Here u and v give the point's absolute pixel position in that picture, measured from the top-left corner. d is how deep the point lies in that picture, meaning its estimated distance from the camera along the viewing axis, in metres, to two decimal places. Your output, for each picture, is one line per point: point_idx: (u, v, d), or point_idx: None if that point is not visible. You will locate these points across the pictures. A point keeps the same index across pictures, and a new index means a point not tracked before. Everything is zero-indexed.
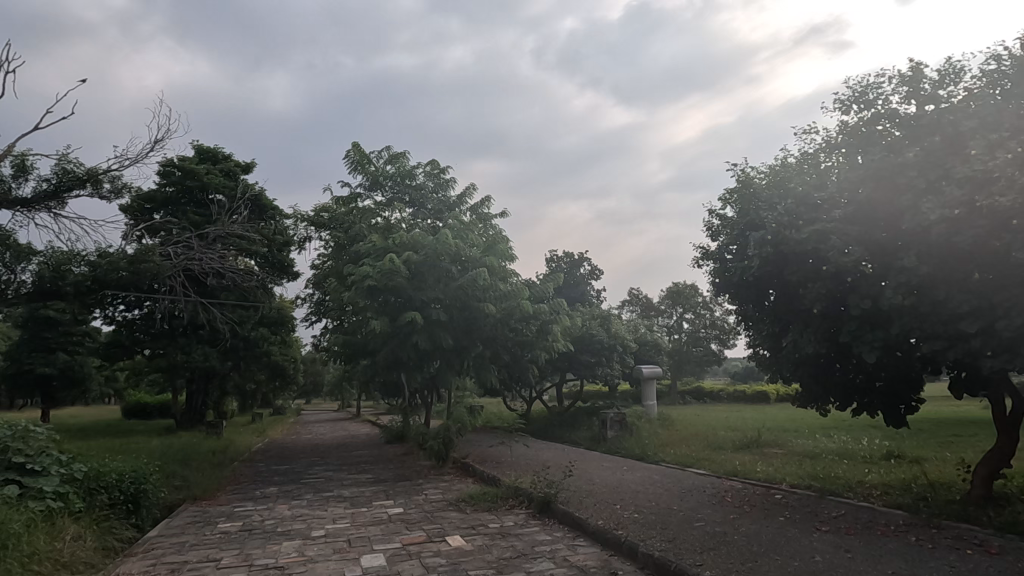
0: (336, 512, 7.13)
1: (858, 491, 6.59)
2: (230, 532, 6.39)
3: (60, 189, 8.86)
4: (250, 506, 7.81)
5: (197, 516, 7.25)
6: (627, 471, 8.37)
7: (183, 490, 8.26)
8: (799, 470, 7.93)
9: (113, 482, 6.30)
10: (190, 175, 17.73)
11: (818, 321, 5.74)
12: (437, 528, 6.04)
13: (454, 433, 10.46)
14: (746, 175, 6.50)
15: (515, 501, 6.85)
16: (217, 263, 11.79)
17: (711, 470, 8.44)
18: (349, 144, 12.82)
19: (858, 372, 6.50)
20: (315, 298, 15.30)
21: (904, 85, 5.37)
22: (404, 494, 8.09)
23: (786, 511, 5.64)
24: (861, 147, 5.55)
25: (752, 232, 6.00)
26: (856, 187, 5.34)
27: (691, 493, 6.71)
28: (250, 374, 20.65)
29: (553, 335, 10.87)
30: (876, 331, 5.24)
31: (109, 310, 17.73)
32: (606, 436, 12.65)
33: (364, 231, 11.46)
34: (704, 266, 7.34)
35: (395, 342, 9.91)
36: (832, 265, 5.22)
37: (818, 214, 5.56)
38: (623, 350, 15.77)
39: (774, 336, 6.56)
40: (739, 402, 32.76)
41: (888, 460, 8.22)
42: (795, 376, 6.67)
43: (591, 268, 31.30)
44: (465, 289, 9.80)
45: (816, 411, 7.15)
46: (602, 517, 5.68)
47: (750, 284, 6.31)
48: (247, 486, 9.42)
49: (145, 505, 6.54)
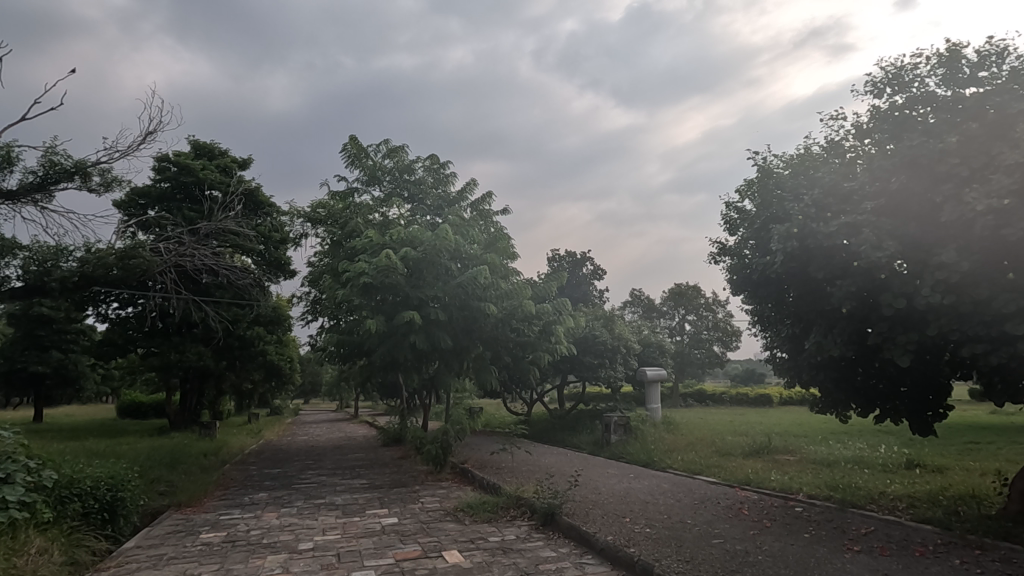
0: (326, 522, 6.71)
1: (882, 504, 6.17)
2: (212, 544, 5.97)
3: (47, 182, 8.42)
4: (238, 514, 7.39)
5: (179, 525, 6.84)
6: (635, 479, 7.98)
7: (168, 496, 7.84)
8: (815, 479, 7.53)
9: (87, 489, 5.91)
10: (186, 171, 17.36)
11: (844, 322, 5.34)
12: (434, 541, 5.63)
13: (452, 436, 10.07)
14: (766, 164, 6.09)
15: (517, 511, 6.45)
16: (210, 259, 11.42)
17: (722, 478, 8.04)
18: (347, 137, 12.45)
19: (882, 377, 6.12)
20: (311, 297, 14.92)
21: (942, 65, 4.96)
22: (399, 502, 7.65)
23: (811, 527, 5.22)
24: (895, 133, 5.12)
25: (775, 226, 5.58)
26: (890, 175, 4.92)
27: (705, 505, 6.27)
28: (246, 373, 20.29)
29: (557, 336, 10.41)
30: (910, 333, 4.83)
31: (102, 308, 17.36)
32: (609, 440, 12.24)
33: (361, 227, 11.07)
34: (721, 263, 6.93)
35: (392, 341, 9.49)
36: (863, 261, 4.79)
37: (848, 206, 5.14)
38: (628, 351, 15.37)
39: (794, 338, 6.16)
40: (742, 405, 32.28)
41: (910, 469, 7.79)
42: (815, 380, 6.27)
43: (594, 268, 30.98)
44: (465, 287, 9.42)
45: (836, 417, 6.75)
46: (611, 532, 5.27)
47: (770, 282, 5.91)
48: (236, 491, 9.02)
49: (122, 514, 6.15)
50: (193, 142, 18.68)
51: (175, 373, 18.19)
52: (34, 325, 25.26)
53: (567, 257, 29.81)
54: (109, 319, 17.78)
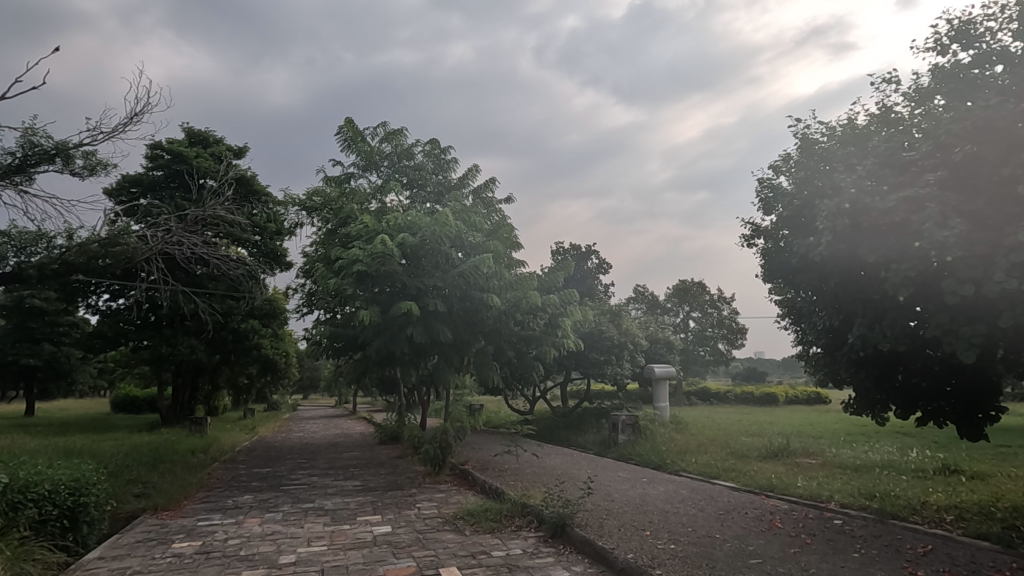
0: (312, 531, 6.09)
1: (927, 516, 5.54)
2: (183, 556, 5.35)
3: (27, 163, 7.74)
4: (218, 519, 6.78)
5: (152, 532, 6.22)
6: (650, 484, 7.36)
7: (144, 499, 7.23)
8: (845, 486, 6.91)
9: (45, 494, 5.31)
10: (179, 158, 16.77)
11: (896, 312, 4.71)
12: (430, 556, 5.00)
13: (452, 436, 9.41)
14: (806, 135, 5.47)
15: (523, 521, 5.85)
16: (199, 248, 10.76)
17: (743, 483, 7.42)
18: (343, 119, 11.81)
19: (928, 374, 5.49)
20: (307, 288, 14.32)
21: (1017, 18, 4.32)
22: (393, 508, 7.04)
23: (858, 545, 4.60)
24: (960, 96, 4.48)
25: (820, 203, 4.96)
26: (955, 143, 4.28)
27: (732, 516, 5.64)
28: (241, 367, 19.74)
29: (563, 330, 9.78)
30: (977, 325, 4.17)
31: (91, 299, 16.76)
32: (617, 440, 11.63)
33: (356, 213, 10.47)
34: (754, 246, 6.31)
35: (388, 334, 8.88)
36: (926, 241, 4.13)
37: (907, 178, 4.50)
38: (635, 347, 14.77)
39: (833, 332, 5.54)
40: (747, 404, 31.67)
41: (946, 476, 7.20)
42: (854, 379, 5.68)
43: (599, 262, 30.34)
44: (466, 277, 8.79)
45: (873, 419, 6.14)
46: (631, 548, 4.66)
47: (809, 267, 5.29)
48: (220, 494, 8.40)
49: (85, 521, 5.56)
50: (187, 129, 18.07)
51: (168, 367, 17.60)
52: (26, 317, 24.58)
53: (571, 251, 29.22)
54: (99, 311, 17.19)
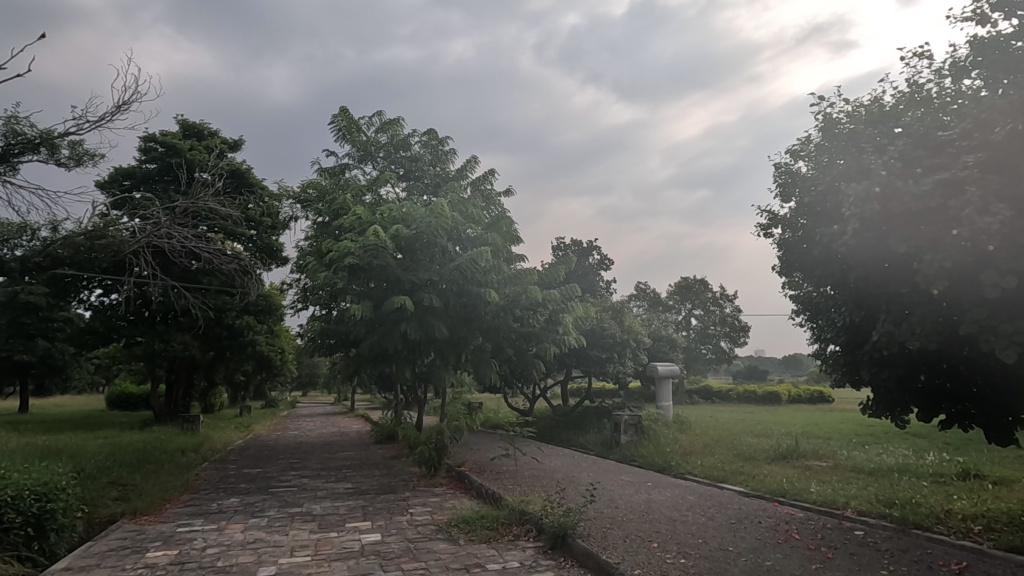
0: (297, 539, 5.73)
1: (954, 526, 5.17)
2: (155, 567, 4.98)
3: (10, 153, 7.31)
4: (199, 525, 6.42)
5: (127, 540, 5.85)
6: (656, 490, 6.98)
7: (123, 503, 6.87)
8: (861, 492, 6.54)
9: (6, 500, 4.93)
10: (172, 151, 16.37)
11: (927, 307, 4.31)
12: (420, 569, 4.63)
13: (448, 437, 9.03)
14: (828, 119, 5.11)
15: (521, 530, 5.49)
16: (190, 241, 10.34)
17: (753, 488, 7.07)
18: (337, 108, 11.39)
19: (955, 374, 5.12)
20: (302, 283, 13.93)
21: None
22: (385, 513, 6.67)
23: (885, 560, 4.22)
24: (1000, 72, 4.11)
25: (845, 190, 4.59)
26: (995, 122, 3.92)
27: (745, 526, 5.25)
28: (236, 364, 19.36)
29: (564, 326, 9.44)
30: (1020, 321, 3.77)
31: (83, 294, 16.37)
32: (618, 441, 11.25)
33: (349, 204, 10.08)
34: (771, 237, 5.95)
35: (382, 329, 8.50)
36: (966, 228, 3.74)
37: (942, 163, 4.12)
38: (637, 346, 14.39)
39: (853, 329, 5.18)
40: (749, 403, 31.32)
41: (968, 482, 6.82)
42: (875, 379, 5.31)
43: (601, 258, 29.89)
44: (463, 270, 8.41)
45: (893, 421, 5.78)
46: (638, 563, 4.28)
47: (833, 258, 4.91)
48: (205, 496, 8.02)
49: (53, 529, 5.20)
50: (181, 121, 17.65)
51: (161, 364, 17.22)
52: (19, 314, 24.07)
53: (572, 246, 28.78)
54: (90, 306, 16.80)
